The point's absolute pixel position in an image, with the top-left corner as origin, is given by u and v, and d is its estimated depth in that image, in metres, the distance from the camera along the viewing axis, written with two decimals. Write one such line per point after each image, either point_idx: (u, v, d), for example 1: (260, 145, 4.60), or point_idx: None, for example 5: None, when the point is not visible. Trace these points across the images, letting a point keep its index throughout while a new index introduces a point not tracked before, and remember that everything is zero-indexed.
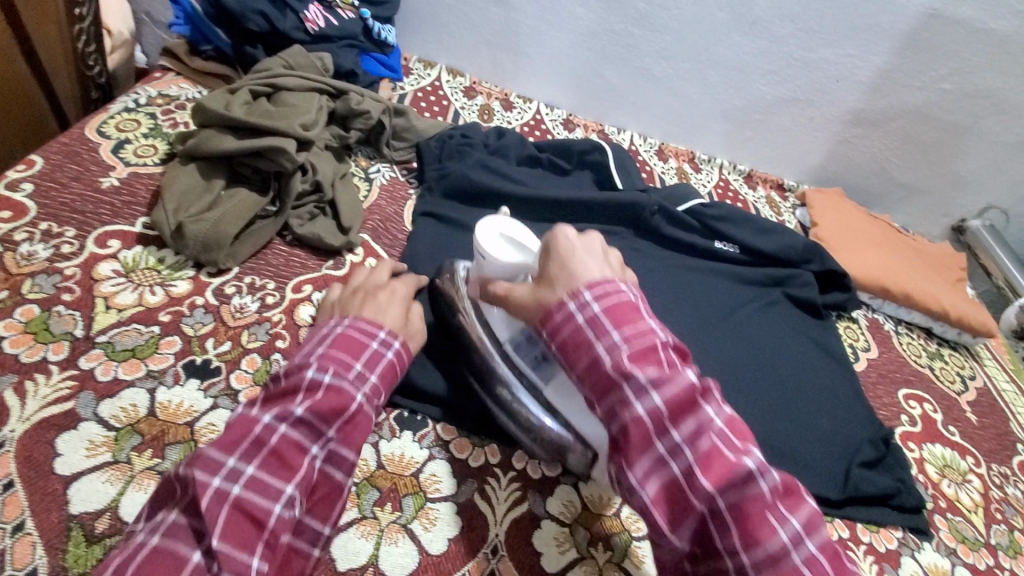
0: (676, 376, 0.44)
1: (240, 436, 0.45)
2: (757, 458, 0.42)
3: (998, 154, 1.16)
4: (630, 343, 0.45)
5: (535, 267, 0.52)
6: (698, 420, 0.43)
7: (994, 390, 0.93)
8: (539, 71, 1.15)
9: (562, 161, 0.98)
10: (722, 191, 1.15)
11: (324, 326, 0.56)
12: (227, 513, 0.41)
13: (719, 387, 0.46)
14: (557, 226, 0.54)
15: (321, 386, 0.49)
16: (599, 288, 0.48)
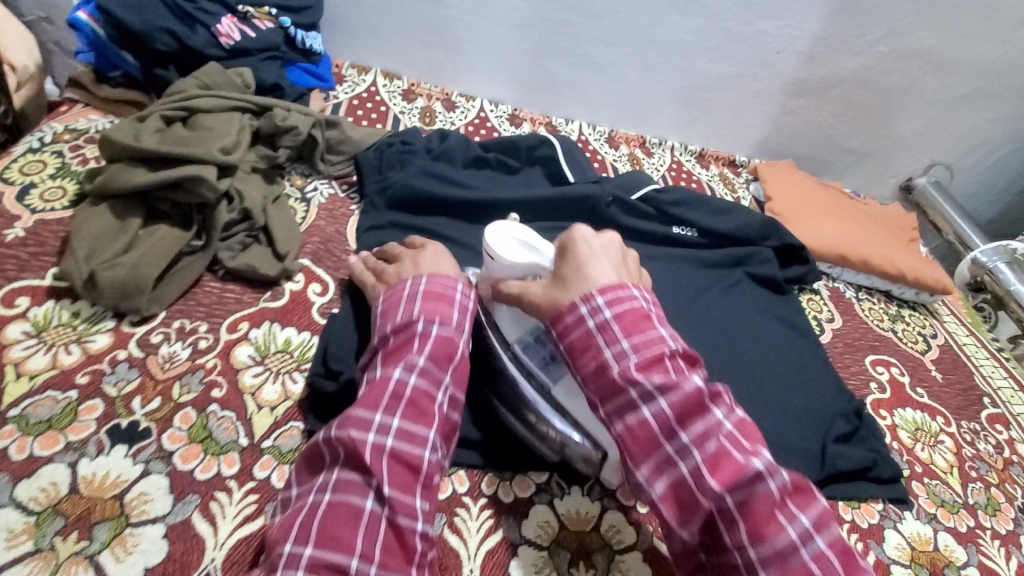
0: (763, 503, 0.44)
1: (379, 393, 0.48)
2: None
3: (937, 111, 1.18)
4: (715, 471, 0.45)
5: (601, 362, 0.52)
6: (785, 550, 0.43)
7: (955, 346, 0.95)
8: (478, 67, 1.11)
9: (510, 159, 0.95)
10: (676, 174, 1.14)
11: (398, 288, 0.59)
12: (390, 461, 0.45)
13: (811, 501, 0.45)
14: (622, 317, 0.53)
15: (431, 340, 0.53)
16: (676, 406, 0.48)
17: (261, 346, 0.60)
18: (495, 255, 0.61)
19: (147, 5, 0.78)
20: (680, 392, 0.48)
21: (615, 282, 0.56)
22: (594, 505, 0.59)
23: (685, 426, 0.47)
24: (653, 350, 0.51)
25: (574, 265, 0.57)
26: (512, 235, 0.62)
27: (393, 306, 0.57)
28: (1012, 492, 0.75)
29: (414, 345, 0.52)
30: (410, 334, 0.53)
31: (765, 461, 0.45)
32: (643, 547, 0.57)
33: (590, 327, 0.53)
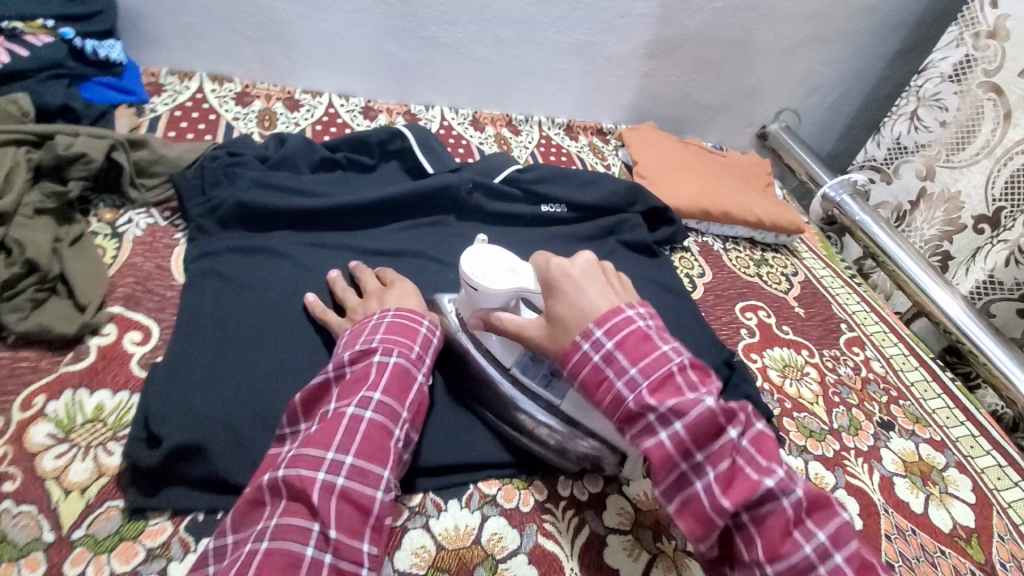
0: (776, 520, 0.44)
1: (329, 427, 0.47)
2: (839, 562, 0.43)
3: (778, 60, 1.24)
4: (727, 490, 0.45)
5: (615, 395, 0.49)
6: (802, 565, 0.43)
7: (814, 280, 1.02)
8: (319, 60, 1.02)
9: (361, 156, 0.88)
10: (545, 149, 1.12)
11: (366, 316, 0.58)
12: (339, 496, 0.44)
13: (830, 515, 0.46)
14: (625, 342, 0.49)
15: (390, 367, 0.52)
16: (692, 429, 0.46)
17: (63, 419, 0.52)
18: (478, 285, 0.60)
19: None
20: (696, 411, 0.46)
21: (609, 308, 0.52)
22: (474, 517, 0.57)
23: (775, 563, 0.43)
24: (664, 369, 0.48)
25: (563, 301, 0.54)
26: (486, 259, 0.61)
27: (355, 334, 0.55)
28: (871, 408, 0.81)
29: (371, 372, 0.51)
30: (370, 361, 0.52)
31: (777, 479, 0.45)
32: (527, 549, 0.55)
33: (596, 363, 0.50)
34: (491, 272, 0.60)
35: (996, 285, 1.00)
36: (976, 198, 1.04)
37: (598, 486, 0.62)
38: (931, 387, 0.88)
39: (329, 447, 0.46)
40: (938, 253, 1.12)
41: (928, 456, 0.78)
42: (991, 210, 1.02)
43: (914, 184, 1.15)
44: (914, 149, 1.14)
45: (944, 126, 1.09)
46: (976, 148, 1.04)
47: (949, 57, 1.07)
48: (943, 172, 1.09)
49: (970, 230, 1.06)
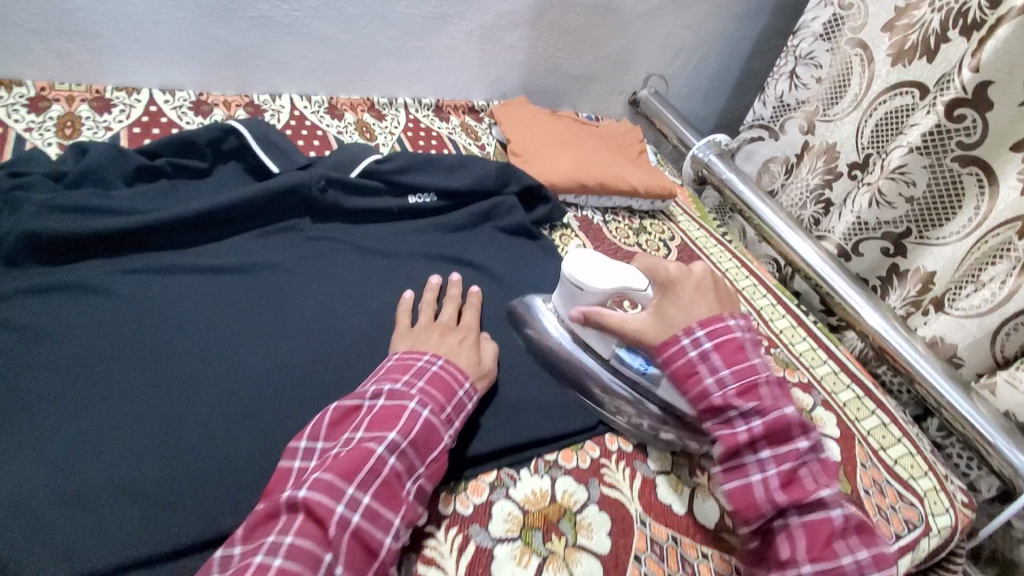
0: (826, 528, 0.53)
1: (357, 465, 0.48)
2: (844, 508, 0.54)
3: (640, 26, 1.24)
4: (785, 487, 0.54)
5: (703, 388, 0.58)
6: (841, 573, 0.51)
7: (690, 242, 1.05)
8: (127, 50, 0.86)
9: (190, 160, 0.77)
10: (414, 132, 1.05)
11: (416, 354, 0.59)
12: (348, 540, 0.45)
13: (874, 543, 0.53)
14: (723, 350, 0.58)
15: (422, 418, 0.53)
16: (725, 355, 0.58)
17: None
18: (584, 286, 0.68)
19: None
20: (774, 416, 0.55)
21: (716, 316, 0.60)
22: None
23: (778, 466, 0.54)
24: (749, 381, 0.57)
25: (676, 305, 0.63)
26: (589, 264, 0.68)
27: (401, 367, 0.57)
28: None
29: (404, 417, 0.52)
30: (404, 404, 0.53)
31: (834, 492, 0.54)
32: None
33: (691, 358, 0.59)
34: (597, 273, 0.67)
35: (864, 227, 1.06)
36: (849, 146, 1.10)
37: (483, 495, 0.59)
38: (798, 331, 0.94)
39: (352, 482, 0.47)
40: (821, 202, 1.16)
41: (799, 399, 0.83)
42: (862, 157, 1.08)
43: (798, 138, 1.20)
44: (795, 106, 1.20)
45: (820, 82, 1.15)
46: (846, 103, 1.10)
47: (819, 17, 1.14)
48: (822, 126, 1.15)
49: (846, 177, 1.11)
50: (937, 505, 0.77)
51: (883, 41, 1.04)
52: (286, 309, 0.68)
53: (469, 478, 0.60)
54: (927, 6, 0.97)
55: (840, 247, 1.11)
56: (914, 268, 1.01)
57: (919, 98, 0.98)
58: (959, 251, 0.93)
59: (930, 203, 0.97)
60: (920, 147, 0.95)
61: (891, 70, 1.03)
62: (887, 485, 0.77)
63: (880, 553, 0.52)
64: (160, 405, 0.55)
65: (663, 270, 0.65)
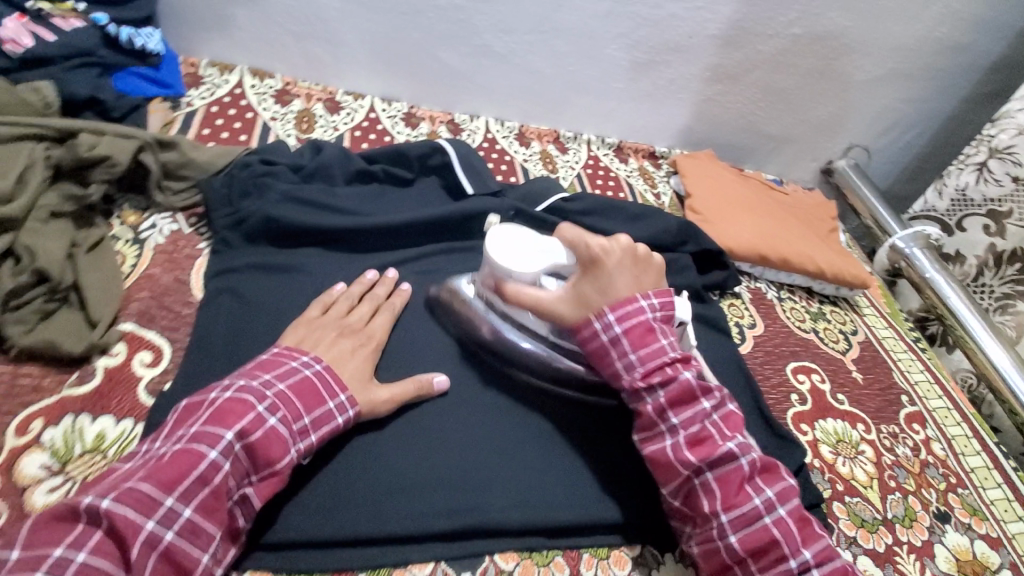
0: (734, 475, 0.52)
1: (181, 474, 0.43)
2: (752, 455, 0.54)
3: (856, 93, 1.14)
4: (694, 446, 0.54)
5: (615, 371, 0.59)
6: (750, 515, 0.51)
7: (874, 341, 0.93)
8: (362, 60, 0.97)
9: (399, 170, 0.83)
10: (593, 171, 1.05)
11: (293, 353, 0.55)
12: (158, 559, 0.42)
13: (778, 480, 0.54)
14: (631, 332, 0.58)
15: (266, 426, 0.48)
16: (627, 328, 0.58)
17: (61, 449, 0.48)
18: (513, 271, 0.63)
19: None
20: (677, 385, 0.56)
21: (626, 296, 0.59)
22: None
23: (686, 427, 0.55)
24: (657, 359, 0.57)
25: (598, 286, 0.60)
26: (511, 240, 0.65)
27: (266, 366, 0.53)
28: (928, 496, 0.73)
29: (249, 420, 0.47)
30: (249, 406, 0.48)
31: (737, 442, 0.54)
32: None
33: (603, 341, 0.59)
34: (524, 256, 0.64)
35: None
36: None
37: (626, 569, 0.57)
38: (992, 475, 0.80)
39: (172, 492, 0.43)
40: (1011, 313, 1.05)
41: (984, 556, 0.70)
42: None
43: (982, 239, 1.09)
44: (982, 203, 1.08)
45: (1017, 181, 1.02)
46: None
47: None
48: (1015, 232, 1.03)
49: None
50: None
51: None
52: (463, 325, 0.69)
53: (613, 546, 0.58)
54: None
55: None
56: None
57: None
58: None
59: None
60: None
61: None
62: None
63: (784, 487, 0.53)
64: None
65: (584, 247, 0.61)
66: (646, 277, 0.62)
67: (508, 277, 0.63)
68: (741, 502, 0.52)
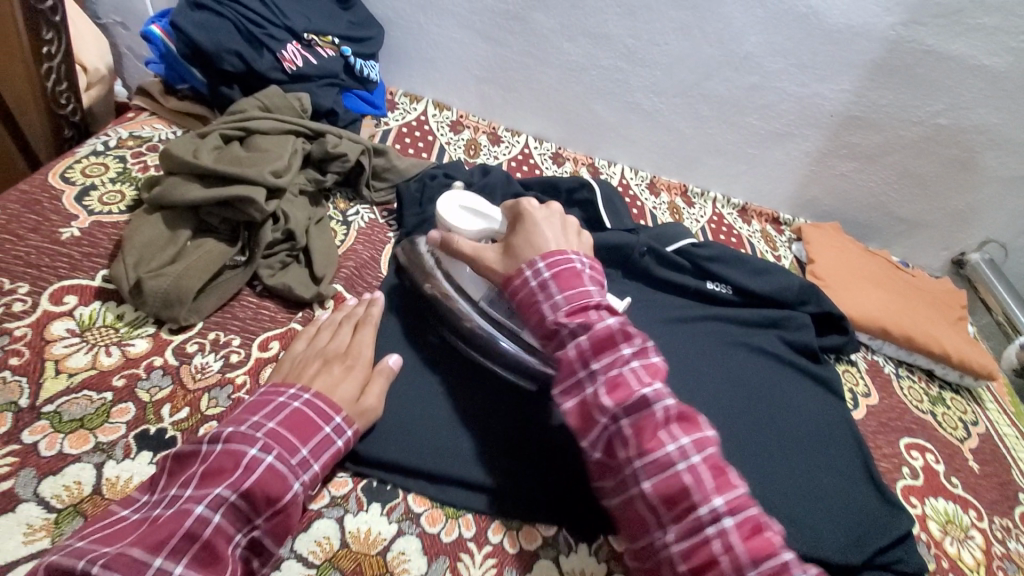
0: (650, 422, 0.48)
1: (168, 531, 0.43)
2: (670, 402, 0.49)
3: (1000, 188, 1.14)
4: (613, 391, 0.49)
5: (539, 318, 0.55)
6: (664, 461, 0.47)
7: (996, 436, 0.91)
8: (526, 104, 1.12)
9: (548, 199, 0.95)
10: (716, 226, 1.12)
11: (281, 388, 0.54)
12: None
13: (696, 428, 0.49)
14: (559, 276, 0.55)
15: (261, 467, 0.47)
16: (556, 273, 0.55)
17: None
18: (453, 225, 0.68)
19: (219, 27, 0.81)
20: (602, 330, 0.52)
21: (558, 249, 0.58)
22: (598, 566, 0.57)
23: (606, 374, 0.50)
24: (582, 300, 0.54)
25: (522, 237, 0.60)
26: (456, 200, 0.70)
27: (254, 406, 0.52)
28: None
29: (240, 468, 0.46)
30: (242, 452, 0.47)
31: (654, 388, 0.49)
32: None
33: (531, 288, 0.56)
34: (464, 212, 0.69)
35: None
36: None
37: None
38: None
39: (161, 551, 0.42)
40: None
41: None
42: None
43: None
44: None
45: None
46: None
47: None
48: None
49: None
50: None
51: None
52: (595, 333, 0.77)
53: None
54: None
55: None
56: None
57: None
58: None
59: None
60: None
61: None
62: None
63: (702, 439, 0.48)
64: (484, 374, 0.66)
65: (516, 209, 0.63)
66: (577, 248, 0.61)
67: (453, 232, 0.68)
68: (657, 452, 0.47)
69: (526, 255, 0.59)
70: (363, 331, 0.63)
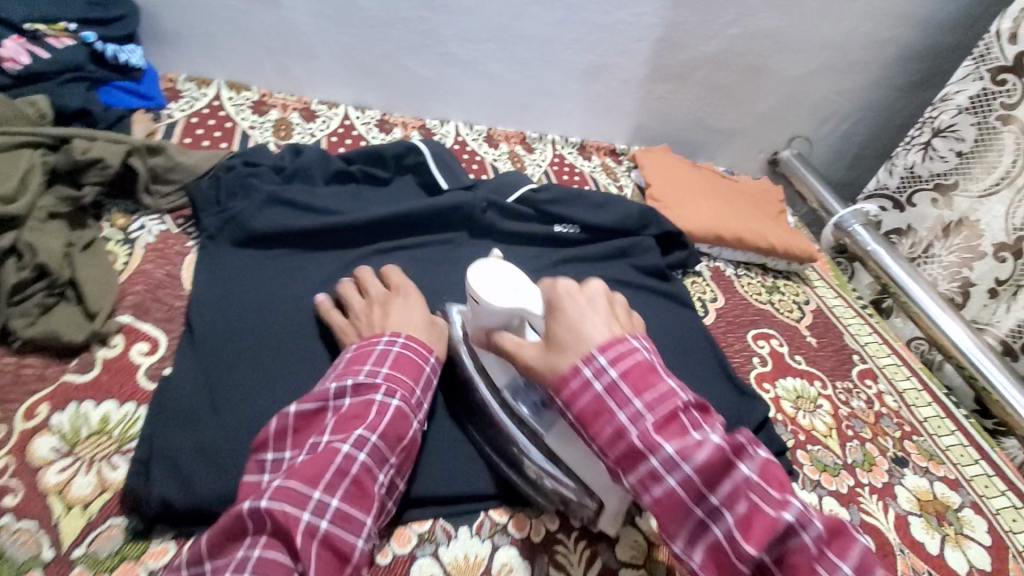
0: (786, 539, 0.42)
1: (323, 469, 0.46)
2: (847, 569, 0.41)
3: (792, 88, 1.25)
4: (700, 470, 0.44)
5: (617, 429, 0.47)
6: (781, 534, 0.42)
7: (826, 310, 1.01)
8: (336, 72, 1.02)
9: (375, 169, 0.87)
10: (559, 168, 1.12)
11: (374, 339, 0.58)
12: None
13: (851, 546, 0.42)
14: (630, 374, 0.48)
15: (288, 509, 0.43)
16: (657, 415, 0.46)
17: (68, 433, 0.52)
18: (481, 299, 0.58)
19: None
20: (698, 446, 0.44)
21: (614, 336, 0.51)
22: (484, 546, 0.56)
23: (754, 538, 0.42)
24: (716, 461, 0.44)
25: (564, 325, 0.52)
26: (494, 274, 0.59)
27: (361, 359, 0.55)
28: (884, 444, 0.80)
29: (334, 467, 0.46)
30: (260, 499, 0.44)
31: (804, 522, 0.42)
32: None
33: (598, 396, 0.48)
34: (497, 286, 0.58)
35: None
36: (996, 227, 1.05)
37: None
38: (945, 423, 0.87)
39: None
40: (957, 280, 1.12)
41: (943, 495, 0.76)
42: (1012, 239, 1.02)
43: (932, 213, 1.16)
44: (929, 179, 1.15)
45: (959, 156, 1.09)
46: (996, 177, 1.04)
47: (965, 90, 1.08)
48: (963, 202, 1.10)
49: (991, 258, 1.06)
50: None
51: None
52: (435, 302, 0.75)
53: None
54: None
55: (1005, 344, 1.04)
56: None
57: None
58: None
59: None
60: None
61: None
62: None
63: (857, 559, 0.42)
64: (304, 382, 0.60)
65: (551, 286, 0.56)
66: (624, 323, 0.55)
67: (485, 312, 0.58)
68: None
69: (569, 349, 0.51)
70: (393, 285, 0.67)
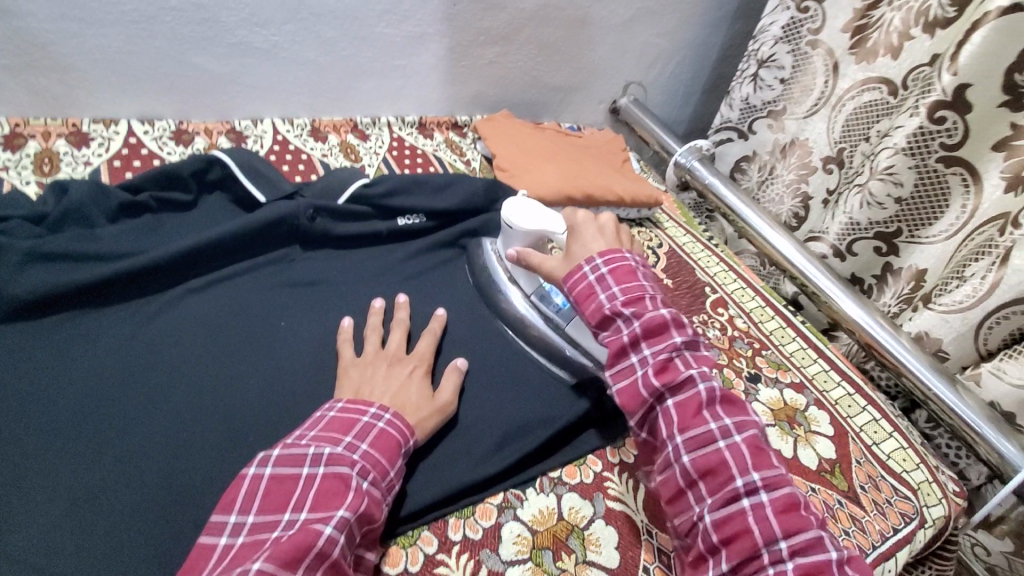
0: (693, 403, 0.56)
1: (303, 551, 0.43)
2: (754, 476, 0.53)
3: (617, 37, 1.26)
4: (660, 373, 0.56)
5: (597, 306, 0.60)
6: (706, 437, 0.55)
7: (677, 249, 1.06)
8: (106, 84, 0.85)
9: (173, 193, 0.74)
10: (399, 152, 1.06)
11: (362, 407, 0.56)
12: None
13: (767, 465, 0.54)
14: (615, 271, 0.61)
15: None
16: (644, 326, 0.57)
17: None
18: (512, 222, 0.74)
19: None
20: (654, 318, 0.58)
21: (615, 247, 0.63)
22: None
23: (682, 433, 0.56)
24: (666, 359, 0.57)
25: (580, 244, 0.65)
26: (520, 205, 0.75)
27: (342, 425, 0.53)
28: (738, 364, 0.86)
29: (315, 551, 0.44)
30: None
31: (721, 426, 0.55)
32: None
33: (588, 281, 0.62)
34: (526, 213, 0.74)
35: (855, 226, 1.07)
36: (822, 143, 1.15)
37: (492, 518, 0.60)
38: (786, 332, 0.96)
39: None
40: (798, 195, 1.21)
41: (792, 400, 0.84)
42: (835, 151, 1.13)
43: (768, 138, 1.25)
44: (761, 107, 1.23)
45: (783, 83, 1.18)
46: (814, 98, 1.14)
47: (778, 21, 1.15)
48: (791, 124, 1.19)
49: (820, 171, 1.16)
50: (930, 497, 0.78)
51: (843, 39, 1.07)
52: (273, 333, 0.67)
53: (476, 503, 0.61)
54: (885, 5, 1.00)
55: (836, 247, 1.13)
56: (907, 267, 1.03)
57: (889, 94, 1.03)
58: (948, 250, 0.95)
59: (916, 205, 0.98)
60: (905, 149, 0.96)
61: (856, 67, 1.07)
62: (881, 480, 0.78)
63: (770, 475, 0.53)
64: (108, 471, 0.53)
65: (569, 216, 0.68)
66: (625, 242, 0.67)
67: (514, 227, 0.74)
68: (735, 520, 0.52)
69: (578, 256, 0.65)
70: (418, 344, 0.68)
